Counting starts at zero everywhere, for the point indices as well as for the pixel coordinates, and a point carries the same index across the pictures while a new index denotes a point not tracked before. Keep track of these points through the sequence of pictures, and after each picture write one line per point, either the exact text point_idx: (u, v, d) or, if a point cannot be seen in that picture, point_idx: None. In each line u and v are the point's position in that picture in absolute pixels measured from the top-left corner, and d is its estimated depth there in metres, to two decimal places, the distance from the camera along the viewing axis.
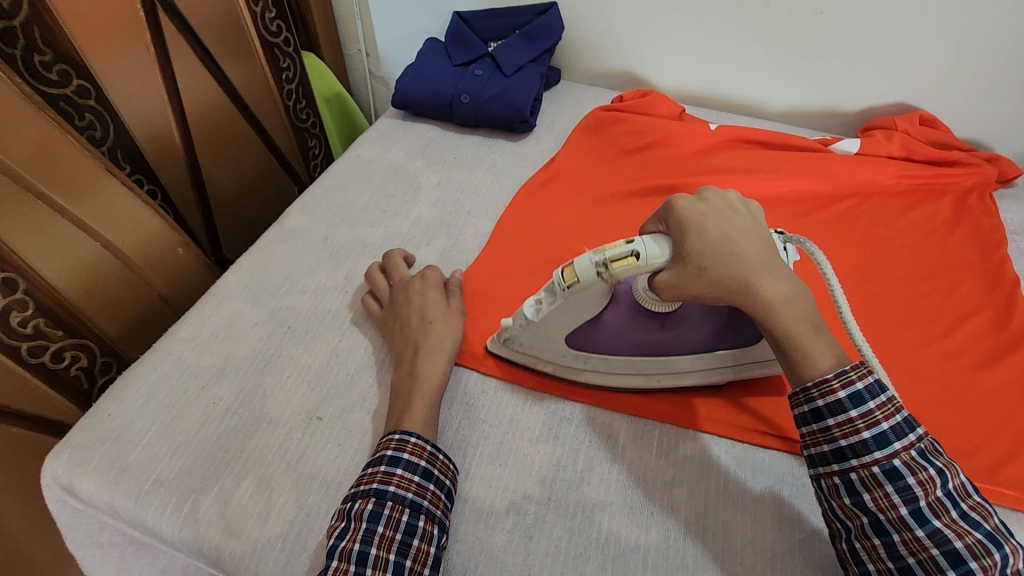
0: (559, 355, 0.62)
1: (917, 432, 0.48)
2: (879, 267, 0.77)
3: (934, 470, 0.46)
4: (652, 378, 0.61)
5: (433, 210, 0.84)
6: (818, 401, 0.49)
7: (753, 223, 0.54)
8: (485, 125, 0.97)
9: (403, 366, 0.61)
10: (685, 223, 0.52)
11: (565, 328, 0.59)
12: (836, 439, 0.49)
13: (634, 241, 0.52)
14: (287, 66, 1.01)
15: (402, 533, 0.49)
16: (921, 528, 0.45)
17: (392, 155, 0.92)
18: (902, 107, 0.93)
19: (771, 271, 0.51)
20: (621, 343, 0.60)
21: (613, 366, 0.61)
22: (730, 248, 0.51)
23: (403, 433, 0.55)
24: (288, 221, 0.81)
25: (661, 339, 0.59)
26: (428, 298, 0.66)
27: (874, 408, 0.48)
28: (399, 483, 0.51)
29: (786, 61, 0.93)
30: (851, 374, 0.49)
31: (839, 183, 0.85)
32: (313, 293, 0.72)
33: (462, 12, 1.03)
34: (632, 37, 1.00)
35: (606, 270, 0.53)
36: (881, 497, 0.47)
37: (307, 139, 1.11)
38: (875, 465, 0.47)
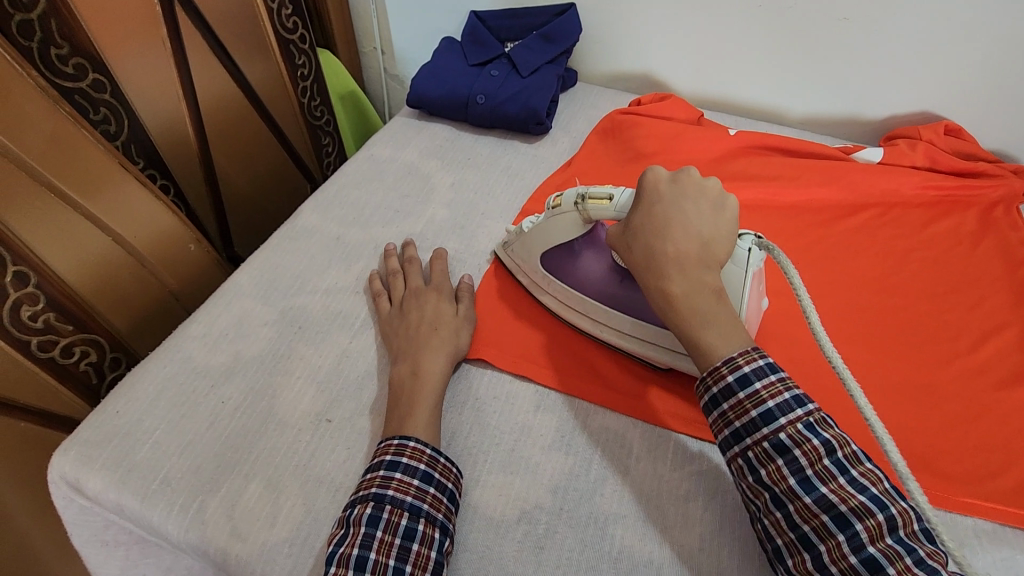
0: (532, 270, 0.68)
1: (805, 406, 0.47)
2: (900, 279, 0.76)
3: (819, 440, 0.45)
4: (596, 326, 0.65)
5: (446, 211, 0.83)
6: (713, 388, 0.49)
7: (708, 220, 0.54)
8: (500, 127, 0.96)
9: (404, 364, 0.61)
10: (642, 198, 0.56)
11: (540, 246, 0.66)
12: (731, 422, 0.48)
13: (616, 188, 0.59)
14: (302, 63, 1.00)
15: (401, 538, 0.48)
16: (809, 495, 0.45)
17: (406, 154, 0.91)
18: (927, 116, 0.91)
19: (685, 268, 0.52)
20: (585, 280, 0.65)
21: (569, 302, 0.66)
22: (657, 233, 0.53)
23: (403, 439, 0.54)
24: (300, 219, 0.80)
25: (617, 293, 0.64)
26: (438, 308, 0.66)
27: (760, 387, 0.47)
28: (397, 486, 0.51)
29: (809, 67, 0.92)
30: (739, 359, 0.48)
31: (860, 193, 0.83)
32: (324, 293, 0.72)
33: (479, 12, 1.02)
34: (651, 40, 0.99)
35: (581, 202, 0.60)
36: (773, 472, 0.46)
37: (320, 137, 1.11)
38: (765, 441, 0.46)
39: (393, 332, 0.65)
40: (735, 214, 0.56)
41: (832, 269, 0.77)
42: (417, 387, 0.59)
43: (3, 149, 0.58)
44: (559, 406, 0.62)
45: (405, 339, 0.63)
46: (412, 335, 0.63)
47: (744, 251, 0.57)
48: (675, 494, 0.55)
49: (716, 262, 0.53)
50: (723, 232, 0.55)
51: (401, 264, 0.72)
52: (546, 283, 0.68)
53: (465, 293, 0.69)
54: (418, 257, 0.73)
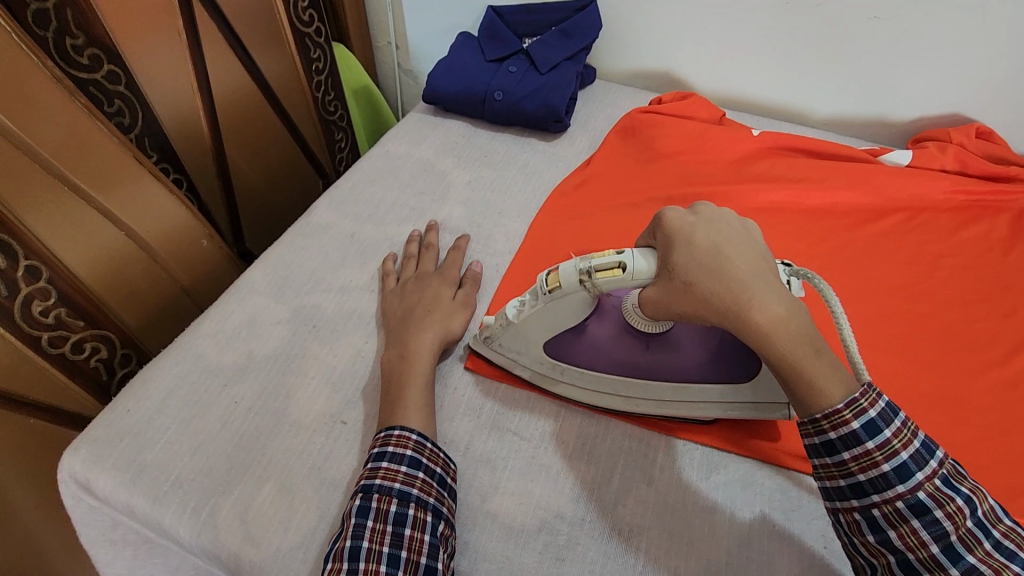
0: (536, 360, 0.60)
1: (937, 457, 0.45)
2: (930, 287, 0.73)
3: (961, 499, 0.44)
4: (633, 402, 0.58)
5: (462, 210, 0.81)
6: (830, 433, 0.46)
7: (749, 239, 0.50)
8: (517, 124, 0.94)
9: (393, 348, 0.60)
10: (677, 236, 0.49)
11: (546, 331, 0.58)
12: (854, 474, 0.46)
13: (622, 253, 0.51)
14: (317, 57, 0.99)
15: (393, 524, 0.47)
16: (954, 564, 0.43)
17: (422, 151, 0.89)
18: (956, 118, 0.88)
19: (769, 291, 0.46)
20: (606, 358, 0.58)
21: (592, 384, 0.59)
22: (722, 262, 0.47)
23: (387, 429, 0.52)
24: (313, 217, 0.79)
25: (646, 361, 0.57)
26: (437, 293, 0.66)
27: (890, 437, 0.45)
28: (385, 475, 0.49)
29: (834, 66, 0.90)
30: (863, 401, 0.45)
31: (886, 197, 0.81)
32: (339, 292, 0.70)
33: (497, 7, 1.00)
34: (672, 38, 0.97)
35: (590, 277, 0.52)
36: (909, 534, 0.44)
37: (334, 132, 1.09)
38: (899, 500, 0.44)
39: (395, 320, 0.64)
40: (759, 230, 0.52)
41: (859, 275, 0.75)
42: (411, 366, 0.58)
43: (18, 141, 0.57)
44: (579, 410, 0.60)
45: (400, 323, 0.63)
46: (406, 319, 0.63)
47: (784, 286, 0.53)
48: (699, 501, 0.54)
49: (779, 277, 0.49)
50: (765, 246, 0.50)
51: (420, 250, 0.73)
52: (558, 372, 0.60)
53: (469, 280, 0.69)
54: (436, 243, 0.74)
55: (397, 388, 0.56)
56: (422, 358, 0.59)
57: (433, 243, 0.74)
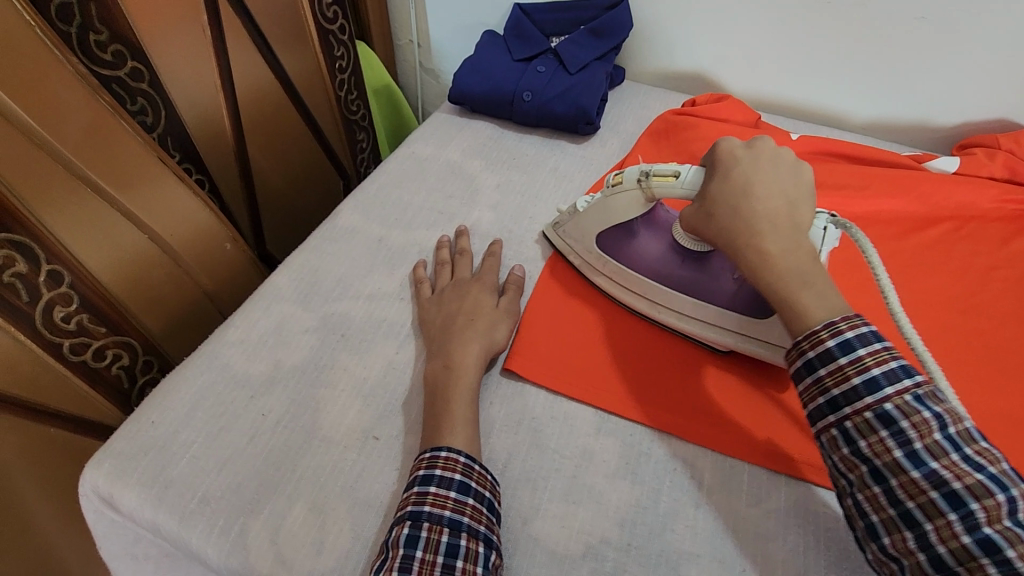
0: (586, 249, 0.68)
1: (914, 377, 0.43)
2: (983, 301, 0.70)
3: (930, 414, 0.42)
4: (656, 307, 0.64)
5: (492, 214, 0.79)
6: (809, 352, 0.46)
7: (789, 184, 0.53)
8: (546, 126, 0.91)
9: (436, 359, 0.58)
10: (717, 166, 0.55)
11: (599, 225, 0.66)
12: (828, 391, 0.45)
13: (681, 165, 0.57)
14: (340, 55, 0.96)
15: (444, 556, 0.44)
16: (917, 469, 0.41)
17: (449, 153, 0.87)
18: (1003, 124, 0.84)
19: (779, 230, 0.50)
20: (642, 258, 0.65)
21: (625, 281, 0.66)
22: (742, 197, 0.52)
23: (434, 449, 0.50)
24: (339, 220, 0.76)
25: (674, 272, 0.63)
26: (478, 300, 0.64)
27: (864, 354, 0.44)
28: (433, 501, 0.47)
29: (877, 69, 0.86)
30: (841, 324, 0.45)
31: (932, 205, 0.78)
32: (367, 299, 0.68)
33: (524, 5, 0.98)
34: (706, 38, 0.94)
35: (645, 179, 0.59)
36: (875, 443, 0.43)
37: (356, 132, 1.06)
38: (868, 411, 0.43)
39: (433, 332, 0.61)
40: (812, 179, 0.55)
41: (906, 287, 0.72)
42: (457, 379, 0.56)
43: (39, 138, 0.55)
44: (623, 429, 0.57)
45: (441, 331, 0.61)
46: (447, 329, 0.61)
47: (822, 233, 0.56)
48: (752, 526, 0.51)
49: (806, 224, 0.52)
50: (805, 195, 0.54)
51: (453, 256, 0.71)
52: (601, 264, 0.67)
53: (511, 286, 0.67)
54: (470, 249, 0.71)
55: (444, 403, 0.54)
56: (469, 369, 0.57)
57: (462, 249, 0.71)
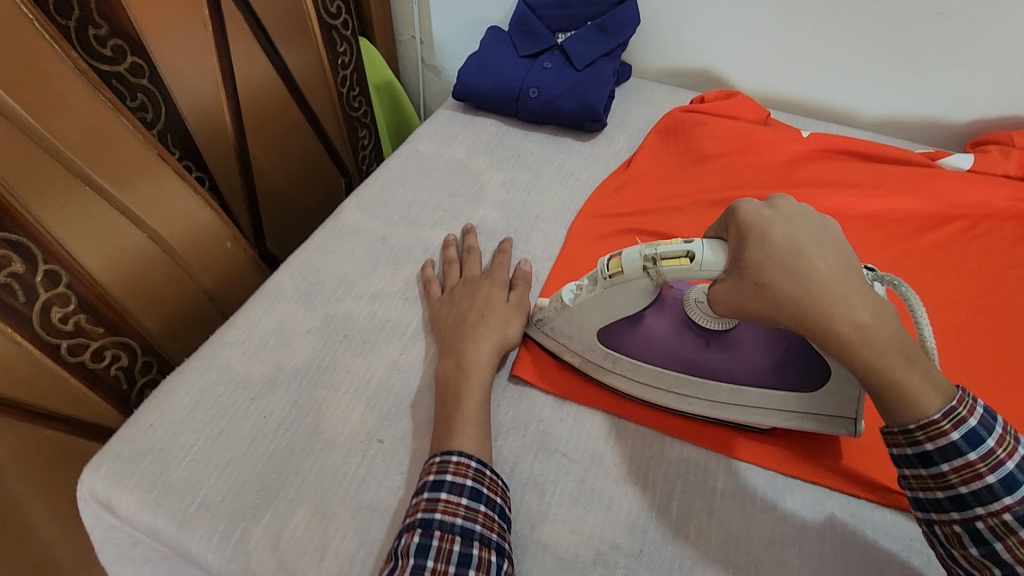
0: (588, 348, 0.58)
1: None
2: (998, 301, 0.69)
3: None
4: (684, 400, 0.56)
5: (498, 212, 0.77)
6: (926, 445, 0.43)
7: (831, 240, 0.46)
8: (552, 123, 0.90)
9: (449, 358, 0.57)
10: (750, 235, 0.46)
11: (600, 318, 0.56)
12: (953, 486, 0.43)
13: (693, 243, 0.49)
14: (343, 51, 0.94)
15: (456, 565, 0.43)
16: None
17: (453, 150, 0.86)
18: (1017, 121, 0.83)
19: (856, 297, 0.43)
20: (661, 352, 0.56)
21: (642, 377, 0.57)
22: (801, 270, 0.44)
23: (445, 453, 0.49)
24: (341, 219, 0.75)
25: (703, 358, 0.55)
26: (487, 296, 0.63)
27: (994, 446, 0.42)
28: (445, 508, 0.46)
29: (890, 65, 0.85)
30: (962, 410, 0.43)
31: (945, 204, 0.77)
32: (370, 299, 0.66)
33: (530, 0, 0.97)
34: (714, 34, 0.92)
35: (654, 266, 0.50)
36: (1017, 547, 0.40)
37: (358, 129, 1.04)
38: (1006, 512, 0.41)
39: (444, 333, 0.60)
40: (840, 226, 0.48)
41: (919, 287, 0.71)
42: (466, 381, 0.55)
43: (39, 136, 0.53)
44: (633, 431, 0.56)
45: (452, 330, 0.60)
46: (459, 326, 0.60)
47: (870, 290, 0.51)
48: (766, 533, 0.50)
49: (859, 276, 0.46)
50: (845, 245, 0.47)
51: (460, 254, 0.70)
52: (608, 364, 0.58)
53: (520, 281, 0.65)
54: (477, 247, 0.71)
55: (456, 399, 0.53)
56: (483, 371, 0.56)
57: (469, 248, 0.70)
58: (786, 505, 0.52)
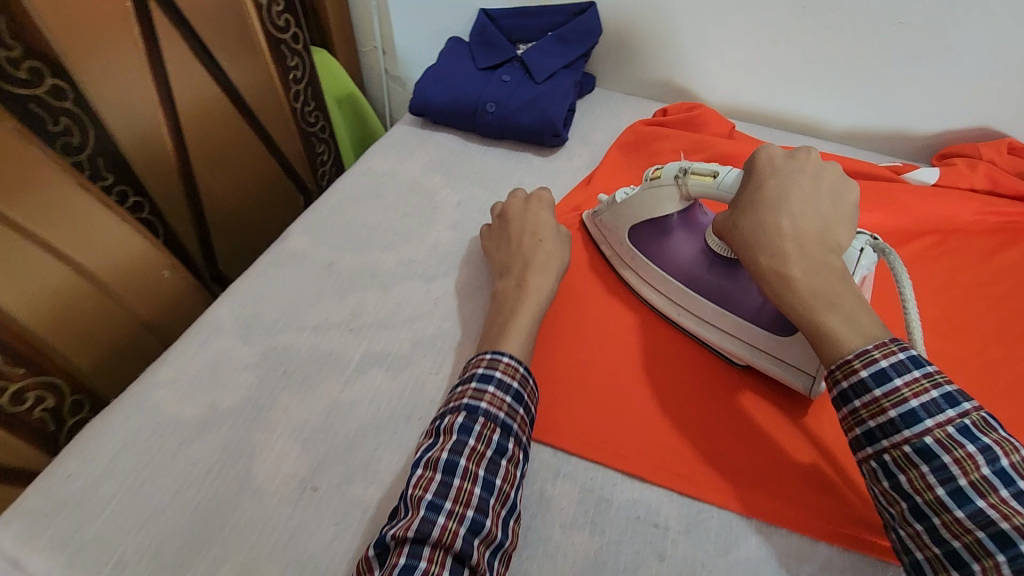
0: (618, 242, 0.69)
1: (959, 407, 0.43)
2: (964, 322, 0.67)
3: (975, 446, 0.41)
4: (675, 308, 0.64)
5: (451, 234, 0.75)
6: (843, 383, 0.46)
7: (826, 203, 0.53)
8: (511, 138, 0.87)
9: (511, 277, 0.64)
10: (754, 176, 0.55)
11: (632, 218, 0.66)
12: (865, 421, 0.45)
13: (722, 166, 0.58)
14: (294, 66, 0.89)
15: (493, 451, 0.49)
16: (962, 509, 0.40)
17: (409, 168, 0.83)
18: (984, 132, 0.81)
19: (805, 254, 0.50)
20: (670, 260, 0.65)
21: (649, 277, 0.66)
22: (777, 207, 0.52)
23: (495, 354, 0.55)
24: (288, 243, 0.72)
25: (700, 277, 0.63)
26: (536, 216, 0.70)
27: (901, 385, 0.44)
28: (490, 401, 0.51)
29: (855, 75, 0.83)
30: (874, 353, 0.45)
31: (912, 219, 0.75)
32: (314, 330, 0.64)
33: (490, 10, 0.94)
34: (677, 44, 0.90)
35: (683, 176, 0.60)
36: (916, 479, 0.42)
37: (315, 144, 0.99)
38: (907, 444, 0.43)
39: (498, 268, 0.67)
40: (854, 200, 0.55)
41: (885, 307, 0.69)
42: (524, 299, 0.61)
43: None
44: (618, 379, 0.60)
45: (513, 253, 0.66)
46: (519, 247, 0.66)
47: (856, 251, 0.56)
48: (724, 478, 0.53)
49: (837, 249, 0.52)
50: (843, 215, 0.54)
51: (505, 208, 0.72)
52: (630, 256, 0.68)
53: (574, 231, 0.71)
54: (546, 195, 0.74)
55: (509, 316, 0.59)
56: None
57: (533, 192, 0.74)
58: (740, 512, 0.51)
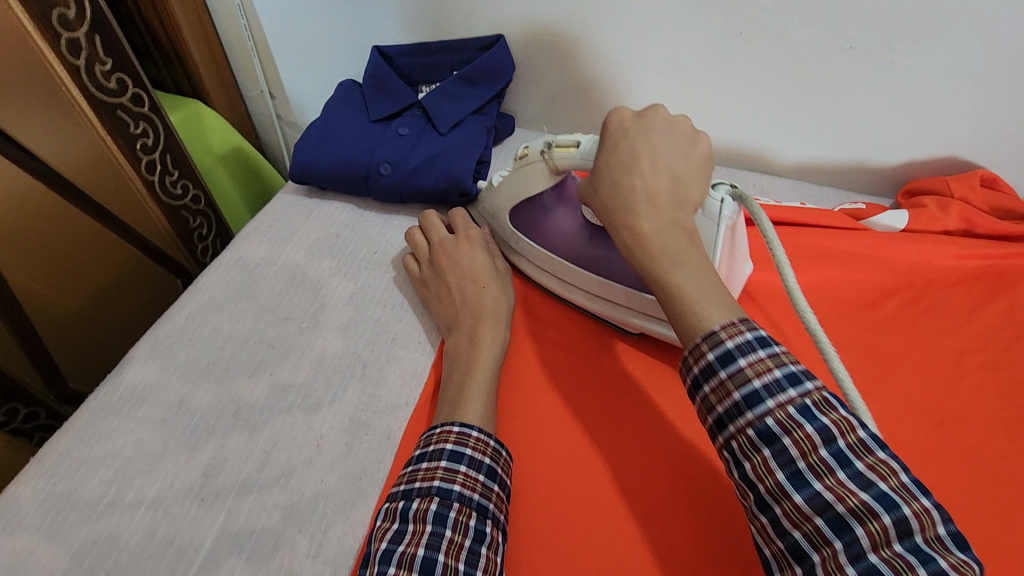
0: (502, 227, 0.65)
1: (801, 387, 0.36)
2: (960, 401, 0.56)
3: (814, 427, 0.35)
4: (565, 286, 0.62)
5: (341, 341, 0.60)
6: (694, 368, 0.39)
7: (677, 158, 0.47)
8: (415, 202, 0.73)
9: (461, 332, 0.57)
10: (605, 139, 0.49)
11: (509, 200, 0.62)
12: (713, 408, 0.39)
13: (583, 135, 0.54)
14: (141, 133, 0.72)
15: (471, 539, 0.41)
16: (799, 493, 0.35)
17: (289, 253, 0.68)
18: (951, 162, 0.71)
19: (660, 210, 0.44)
20: (555, 237, 0.61)
21: (536, 259, 0.63)
22: (626, 167, 0.47)
23: (463, 426, 0.47)
24: (123, 376, 0.56)
25: (586, 250, 0.59)
26: (473, 258, 0.62)
27: (745, 366, 0.37)
28: (463, 482, 0.44)
29: (804, 108, 0.72)
30: (720, 334, 0.38)
31: (881, 274, 0.65)
32: (152, 506, 0.48)
33: (383, 48, 0.80)
34: (601, 77, 0.77)
35: (549, 151, 0.55)
36: (759, 465, 0.36)
37: (186, 218, 0.81)
38: (750, 428, 0.37)
39: (445, 325, 0.59)
40: (707, 153, 0.49)
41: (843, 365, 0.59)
42: (476, 359, 0.54)
43: None
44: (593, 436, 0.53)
45: (455, 306, 0.59)
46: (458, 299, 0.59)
47: (715, 203, 0.51)
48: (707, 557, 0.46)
49: (690, 207, 0.46)
50: (696, 170, 0.48)
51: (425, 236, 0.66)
52: (514, 240, 0.64)
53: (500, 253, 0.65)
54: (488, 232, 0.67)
55: (467, 369, 0.53)
56: None
57: (461, 222, 0.67)
58: None
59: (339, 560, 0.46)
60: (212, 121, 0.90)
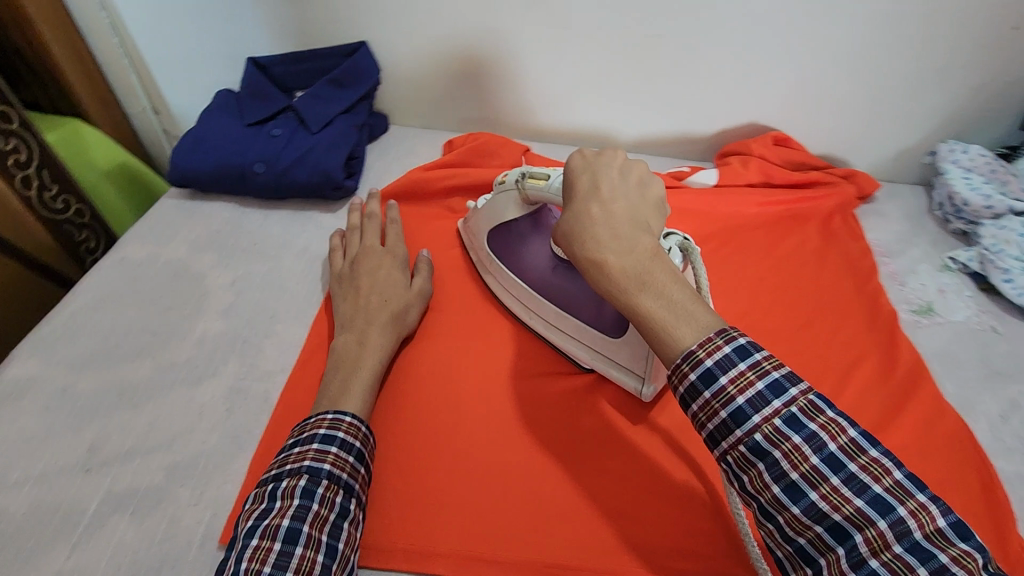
0: (479, 247, 0.70)
1: (785, 395, 0.35)
2: (759, 325, 0.67)
3: (801, 436, 0.34)
4: (527, 312, 0.65)
5: (221, 323, 0.65)
6: (677, 387, 0.38)
7: (636, 190, 0.44)
8: (292, 197, 0.79)
9: (351, 333, 0.59)
10: (566, 175, 0.47)
11: (487, 223, 0.67)
12: (704, 425, 0.38)
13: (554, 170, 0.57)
14: (12, 150, 0.75)
15: (336, 514, 0.45)
16: (796, 505, 0.34)
17: (171, 251, 0.72)
18: (755, 128, 0.84)
19: (619, 233, 0.41)
20: (523, 263, 0.65)
21: (506, 283, 0.67)
22: (586, 196, 0.43)
23: (338, 413, 0.51)
24: (5, 372, 0.59)
25: (549, 279, 0.63)
26: (390, 279, 0.64)
27: (726, 383, 0.36)
28: (334, 461, 0.47)
29: (632, 90, 0.83)
30: (697, 352, 0.36)
31: (699, 224, 0.77)
32: (37, 481, 0.52)
33: (257, 58, 0.85)
34: (459, 74, 0.86)
35: (522, 179, 0.60)
36: (754, 479, 0.36)
37: (70, 231, 0.84)
38: (741, 444, 0.36)
39: (340, 325, 0.60)
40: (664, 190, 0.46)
41: None
42: (364, 357, 0.57)
43: None
44: (487, 445, 0.56)
45: (355, 310, 0.61)
46: (363, 305, 0.61)
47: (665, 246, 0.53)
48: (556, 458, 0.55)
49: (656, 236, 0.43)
50: (656, 204, 0.45)
51: (362, 220, 0.71)
52: (490, 261, 0.69)
53: (422, 268, 0.68)
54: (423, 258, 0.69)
55: (352, 370, 0.55)
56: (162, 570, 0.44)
57: (391, 233, 0.70)
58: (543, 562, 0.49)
59: (218, 505, 0.51)
60: (94, 138, 0.92)
